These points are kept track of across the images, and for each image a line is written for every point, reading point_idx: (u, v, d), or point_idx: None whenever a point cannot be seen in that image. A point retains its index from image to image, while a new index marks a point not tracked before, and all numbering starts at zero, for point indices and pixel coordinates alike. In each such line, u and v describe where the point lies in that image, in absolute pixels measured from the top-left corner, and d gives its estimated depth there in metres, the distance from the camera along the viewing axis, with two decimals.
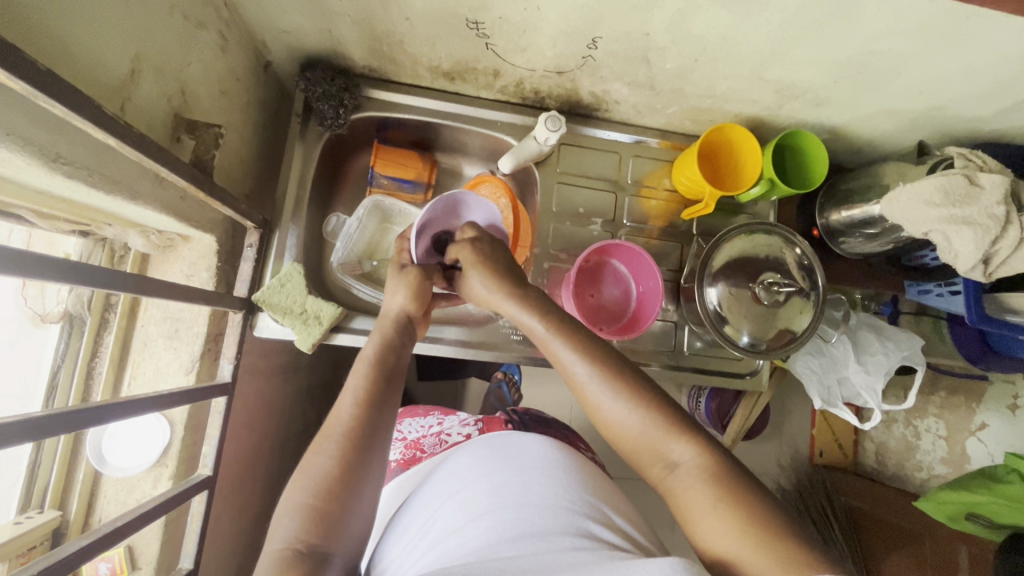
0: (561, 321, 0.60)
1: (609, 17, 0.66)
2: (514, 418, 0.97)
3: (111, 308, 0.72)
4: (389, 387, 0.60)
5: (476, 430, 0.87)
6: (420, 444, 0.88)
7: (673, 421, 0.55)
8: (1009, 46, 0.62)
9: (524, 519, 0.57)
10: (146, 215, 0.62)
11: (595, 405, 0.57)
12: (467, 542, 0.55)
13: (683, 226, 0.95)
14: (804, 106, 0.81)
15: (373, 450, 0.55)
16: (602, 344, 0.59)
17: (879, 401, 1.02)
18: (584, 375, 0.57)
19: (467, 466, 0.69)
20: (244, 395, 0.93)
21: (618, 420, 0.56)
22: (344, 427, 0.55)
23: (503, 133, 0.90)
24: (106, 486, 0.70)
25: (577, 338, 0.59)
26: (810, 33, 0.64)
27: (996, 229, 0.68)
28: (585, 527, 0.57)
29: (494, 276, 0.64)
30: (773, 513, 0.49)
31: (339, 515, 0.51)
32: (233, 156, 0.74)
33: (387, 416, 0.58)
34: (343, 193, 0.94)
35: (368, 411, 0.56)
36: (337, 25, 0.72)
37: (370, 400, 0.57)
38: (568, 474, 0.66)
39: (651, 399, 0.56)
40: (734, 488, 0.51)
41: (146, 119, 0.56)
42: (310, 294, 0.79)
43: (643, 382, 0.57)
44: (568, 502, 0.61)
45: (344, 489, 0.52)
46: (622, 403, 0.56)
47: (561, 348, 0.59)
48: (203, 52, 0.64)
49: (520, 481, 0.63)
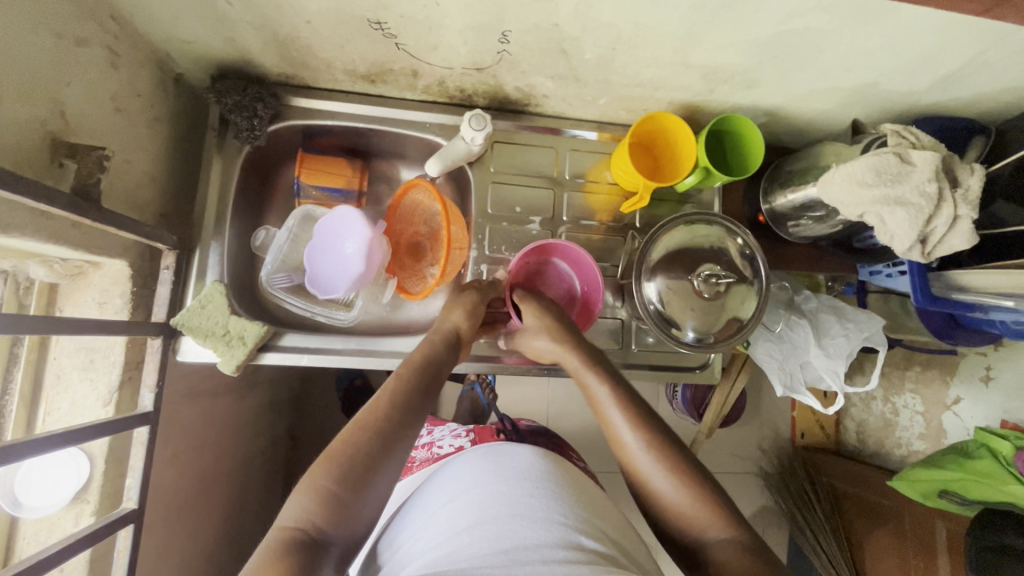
0: (623, 394, 0.66)
1: (513, 10, 0.63)
2: (507, 429, 0.96)
3: (19, 342, 0.69)
4: (425, 398, 0.62)
5: (467, 441, 0.84)
6: (410, 456, 0.88)
7: (712, 500, 0.58)
8: (927, 17, 0.59)
9: (515, 532, 0.56)
10: (34, 245, 0.59)
11: (639, 470, 0.61)
12: (461, 550, 0.54)
13: (628, 219, 0.93)
14: (735, 89, 0.78)
15: (399, 445, 0.57)
16: (658, 423, 0.64)
17: (843, 383, 1.00)
18: (635, 443, 0.62)
19: (466, 475, 0.68)
20: (189, 419, 0.90)
21: (659, 488, 0.59)
22: (382, 418, 0.57)
23: (433, 134, 0.87)
24: (26, 526, 0.68)
25: (634, 411, 0.64)
26: (721, 14, 0.61)
27: (929, 208, 0.66)
28: (575, 539, 0.56)
29: (557, 333, 0.74)
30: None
31: (351, 505, 0.52)
32: (139, 177, 0.71)
33: (417, 422, 0.60)
34: (274, 206, 0.91)
35: (402, 411, 0.59)
36: (238, 32, 0.69)
37: (408, 406, 0.60)
38: (559, 485, 0.65)
39: (693, 474, 0.59)
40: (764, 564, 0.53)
41: (15, 146, 0.53)
42: (233, 314, 0.77)
43: (689, 458, 0.61)
44: (559, 516, 0.59)
45: (362, 477, 0.53)
46: (669, 472, 0.59)
47: (617, 416, 0.64)
48: (86, 69, 0.61)
49: (514, 493, 0.61)
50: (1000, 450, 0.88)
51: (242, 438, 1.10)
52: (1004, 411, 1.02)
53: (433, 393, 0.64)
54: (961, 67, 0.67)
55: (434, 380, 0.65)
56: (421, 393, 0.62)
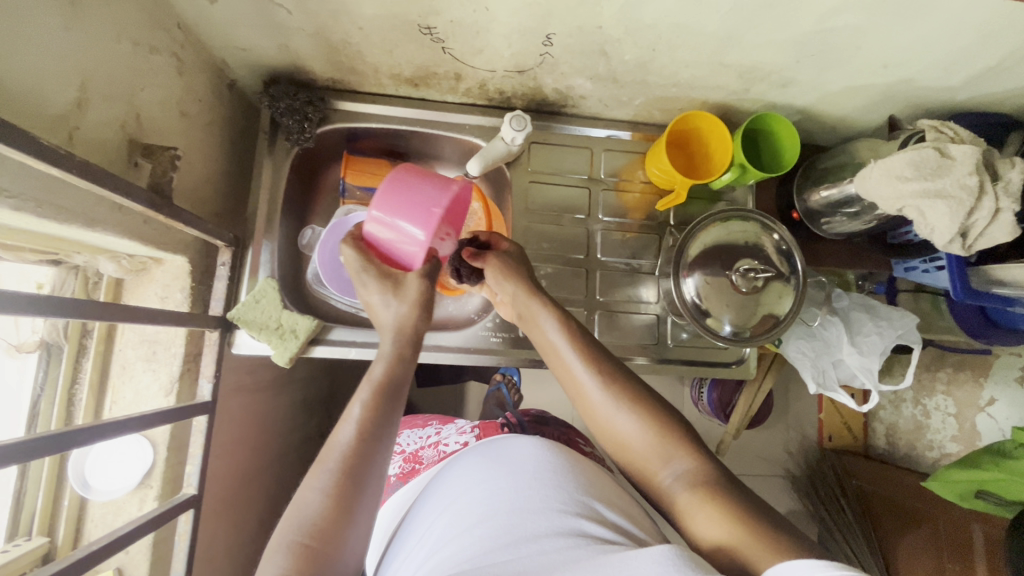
0: (575, 337, 0.66)
1: (559, 13, 0.65)
2: (513, 422, 0.95)
3: (88, 334, 0.72)
4: (391, 415, 0.59)
5: (473, 437, 0.85)
6: (418, 457, 0.87)
7: (670, 437, 0.60)
8: (968, 12, 0.60)
9: (516, 524, 0.56)
10: (111, 241, 0.62)
11: (601, 416, 0.63)
12: (463, 551, 0.55)
13: (661, 217, 0.94)
14: (771, 88, 0.80)
15: (370, 477, 0.55)
16: (613, 363, 0.65)
17: (876, 381, 0.98)
18: (594, 391, 0.63)
19: (466, 475, 0.68)
20: (233, 413, 0.93)
21: (622, 428, 0.62)
22: (342, 455, 0.55)
23: (472, 136, 0.90)
24: (93, 510, 0.71)
25: (588, 354, 0.65)
26: (762, 14, 0.63)
27: (970, 201, 0.66)
28: (578, 526, 0.56)
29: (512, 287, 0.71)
30: (758, 516, 0.53)
31: (329, 551, 0.50)
32: (199, 178, 0.75)
33: (384, 447, 0.57)
34: (318, 207, 0.94)
35: (368, 434, 0.56)
36: (293, 39, 0.72)
37: (368, 431, 0.57)
38: (565, 475, 0.64)
39: (654, 410, 0.62)
40: (724, 493, 0.55)
41: (98, 146, 0.56)
42: (286, 309, 0.80)
43: (643, 393, 0.63)
44: (559, 505, 0.59)
45: (335, 524, 0.51)
46: (629, 416, 0.61)
47: (573, 363, 0.65)
48: (157, 75, 0.65)
49: (511, 487, 0.61)
50: None
51: (281, 433, 1.13)
52: None
53: (398, 405, 0.61)
54: (999, 62, 0.68)
55: (396, 393, 0.61)
56: (384, 410, 0.59)
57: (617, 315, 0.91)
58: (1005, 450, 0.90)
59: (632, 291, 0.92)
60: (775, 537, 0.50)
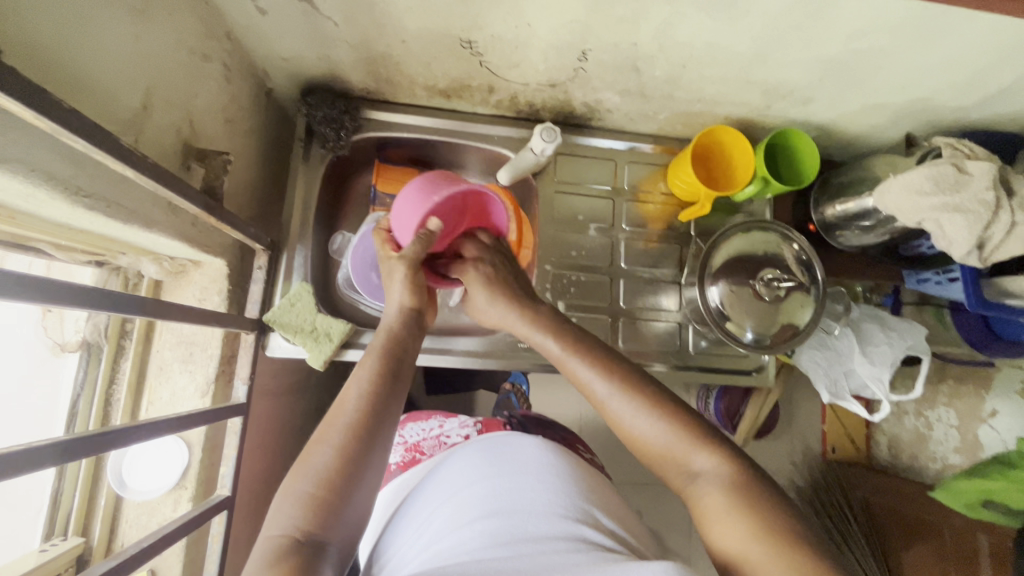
0: (576, 341, 0.66)
1: (598, 30, 0.68)
2: (514, 419, 0.97)
3: (127, 335, 0.74)
4: (396, 382, 0.61)
5: (475, 431, 0.85)
6: (420, 447, 0.86)
7: (693, 432, 0.59)
8: (988, 37, 0.63)
9: (517, 525, 0.58)
10: (160, 243, 0.63)
11: (614, 416, 0.62)
12: (464, 543, 0.56)
13: (681, 228, 0.97)
14: (792, 105, 0.83)
15: (380, 438, 0.56)
16: (624, 365, 0.65)
17: (887, 391, 1.00)
18: (603, 392, 0.63)
19: (466, 470, 0.69)
20: (257, 416, 0.93)
21: (641, 429, 0.61)
22: (351, 416, 0.56)
23: (501, 147, 0.93)
24: (128, 510, 0.72)
25: (591, 357, 0.65)
26: (792, 35, 0.66)
27: (987, 215, 0.69)
28: (578, 531, 0.58)
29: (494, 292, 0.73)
30: (791, 527, 0.51)
31: (337, 505, 0.51)
32: (239, 183, 0.78)
33: (393, 407, 0.59)
34: (348, 214, 0.96)
35: (374, 398, 0.58)
36: (335, 50, 0.74)
37: (373, 398, 0.58)
38: (565, 479, 0.66)
39: (674, 410, 0.61)
40: (752, 500, 0.54)
41: (157, 149, 0.58)
42: (319, 312, 0.81)
43: (660, 392, 0.62)
44: (561, 508, 0.61)
45: (343, 479, 0.52)
46: (645, 416, 0.60)
47: (578, 365, 0.65)
48: (208, 83, 0.66)
49: (513, 487, 0.63)
50: None
51: (300, 439, 1.14)
52: None
53: (403, 373, 0.63)
54: (1012, 84, 0.71)
55: (403, 360, 0.63)
56: (392, 379, 0.61)
57: (639, 322, 0.93)
58: (1011, 460, 0.92)
59: (654, 299, 0.94)
60: (806, 553, 0.49)
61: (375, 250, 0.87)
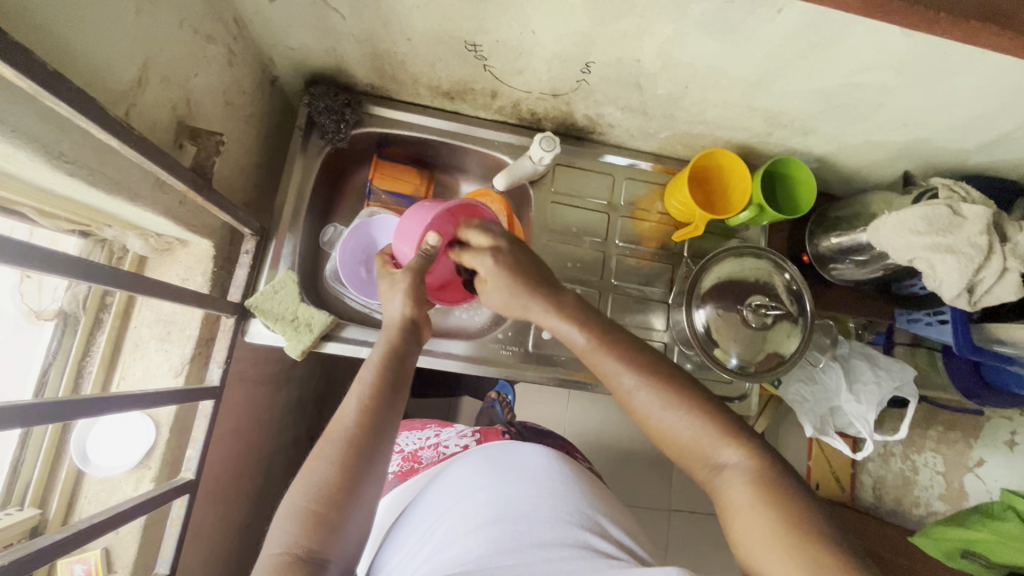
0: (603, 334, 0.65)
1: (601, 43, 0.68)
2: (512, 429, 0.94)
3: (105, 308, 0.74)
4: (394, 395, 0.60)
5: (475, 442, 0.84)
6: (417, 456, 0.85)
7: (721, 428, 0.59)
8: (990, 82, 0.63)
9: (522, 531, 0.58)
10: (146, 219, 0.63)
11: (640, 410, 0.61)
12: (468, 552, 0.56)
13: (675, 248, 0.96)
14: (792, 134, 0.83)
15: (379, 457, 0.55)
16: (646, 355, 0.64)
17: (871, 431, 0.97)
18: (632, 385, 0.62)
19: (467, 477, 0.70)
20: (232, 402, 0.92)
21: (666, 424, 0.60)
22: (348, 431, 0.55)
23: (500, 152, 0.92)
24: (88, 486, 0.71)
25: (621, 351, 0.64)
26: (793, 64, 0.66)
27: (979, 258, 0.69)
28: (583, 538, 0.59)
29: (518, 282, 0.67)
30: (816, 521, 0.51)
31: (337, 520, 0.51)
32: (235, 166, 0.78)
33: (392, 419, 0.58)
34: (342, 208, 0.96)
35: (375, 412, 0.57)
36: (341, 43, 0.75)
37: (373, 414, 0.56)
38: (567, 485, 0.68)
39: (704, 406, 0.60)
40: (777, 494, 0.53)
41: (149, 124, 0.58)
42: (303, 302, 0.80)
43: (688, 388, 0.61)
44: (567, 514, 0.62)
45: (343, 496, 0.52)
46: (672, 408, 0.60)
47: (607, 360, 0.63)
48: (210, 64, 0.67)
49: (518, 493, 0.64)
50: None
51: (276, 429, 1.12)
52: None
53: (402, 384, 0.61)
54: (1013, 131, 0.71)
55: (402, 371, 0.62)
56: (389, 390, 0.59)
57: None
58: (992, 511, 0.90)
59: (642, 318, 0.94)
60: (827, 545, 0.49)
61: (365, 245, 0.87)
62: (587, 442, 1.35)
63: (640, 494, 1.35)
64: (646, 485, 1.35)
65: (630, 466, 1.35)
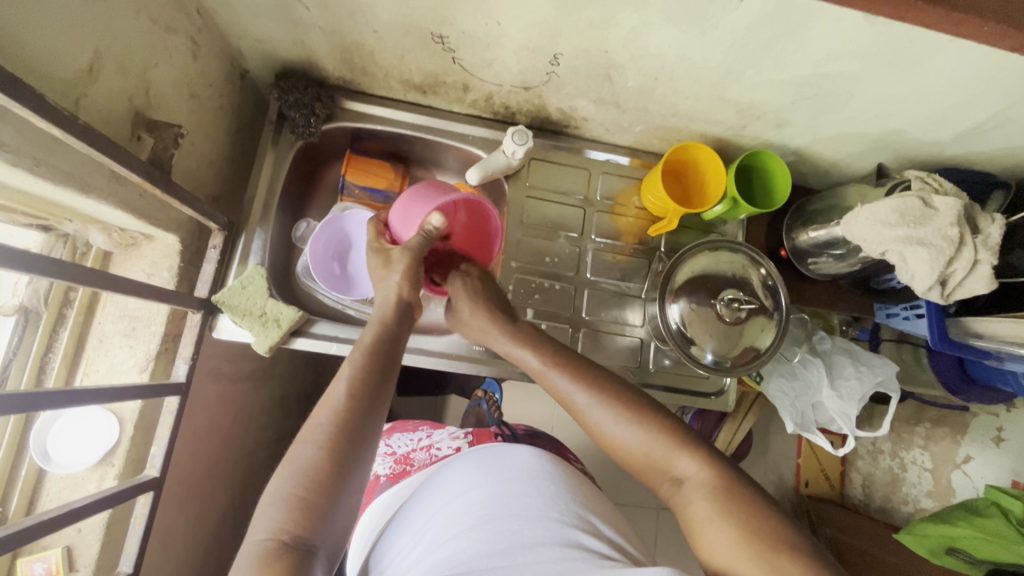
0: (555, 354, 0.66)
1: (567, 33, 0.67)
2: (506, 431, 0.93)
3: (69, 305, 0.74)
4: (384, 377, 0.58)
5: (466, 443, 0.82)
6: (409, 459, 0.83)
7: (678, 439, 0.58)
8: (955, 72, 0.63)
9: (514, 531, 0.58)
10: (104, 211, 0.63)
11: (596, 426, 0.61)
12: (458, 552, 0.55)
13: (653, 243, 0.96)
14: (766, 127, 0.82)
15: (363, 442, 0.53)
16: (595, 370, 0.64)
17: (853, 428, 0.96)
18: (585, 403, 0.62)
19: (462, 478, 0.69)
20: (205, 399, 0.91)
21: (626, 440, 0.60)
22: (334, 414, 0.53)
23: (475, 146, 0.92)
24: (50, 483, 0.71)
25: (572, 368, 0.64)
26: (760, 54, 0.65)
27: (950, 251, 0.68)
28: (575, 537, 0.58)
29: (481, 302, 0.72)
30: (781, 530, 0.51)
31: (326, 507, 0.50)
32: (201, 160, 0.77)
33: (382, 408, 0.56)
34: (315, 203, 0.95)
35: (362, 394, 0.55)
36: (308, 35, 0.74)
37: (356, 398, 0.55)
38: (557, 484, 0.67)
39: (655, 418, 0.60)
40: (737, 503, 0.53)
41: (101, 113, 0.58)
42: (271, 297, 0.79)
43: (640, 400, 0.61)
44: (558, 513, 0.61)
45: (331, 480, 0.50)
46: (625, 424, 0.60)
47: (558, 377, 0.64)
48: (170, 55, 0.66)
49: (510, 493, 0.63)
50: (1009, 507, 0.85)
51: (254, 429, 1.11)
52: (1011, 472, 0.99)
53: (391, 367, 0.60)
54: (984, 122, 0.70)
55: (392, 355, 0.61)
56: (377, 374, 0.58)
57: (601, 335, 0.91)
58: (977, 507, 0.89)
59: (618, 313, 0.93)
60: (791, 554, 0.49)
61: (337, 239, 0.86)
62: (573, 441, 1.34)
63: (627, 491, 1.34)
64: (631, 483, 1.34)
65: (616, 464, 1.35)
